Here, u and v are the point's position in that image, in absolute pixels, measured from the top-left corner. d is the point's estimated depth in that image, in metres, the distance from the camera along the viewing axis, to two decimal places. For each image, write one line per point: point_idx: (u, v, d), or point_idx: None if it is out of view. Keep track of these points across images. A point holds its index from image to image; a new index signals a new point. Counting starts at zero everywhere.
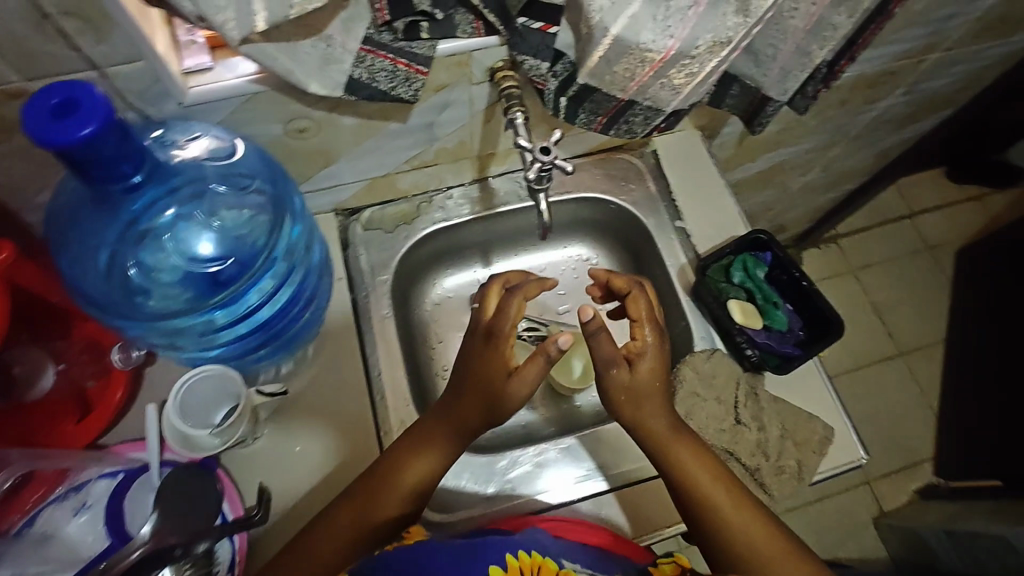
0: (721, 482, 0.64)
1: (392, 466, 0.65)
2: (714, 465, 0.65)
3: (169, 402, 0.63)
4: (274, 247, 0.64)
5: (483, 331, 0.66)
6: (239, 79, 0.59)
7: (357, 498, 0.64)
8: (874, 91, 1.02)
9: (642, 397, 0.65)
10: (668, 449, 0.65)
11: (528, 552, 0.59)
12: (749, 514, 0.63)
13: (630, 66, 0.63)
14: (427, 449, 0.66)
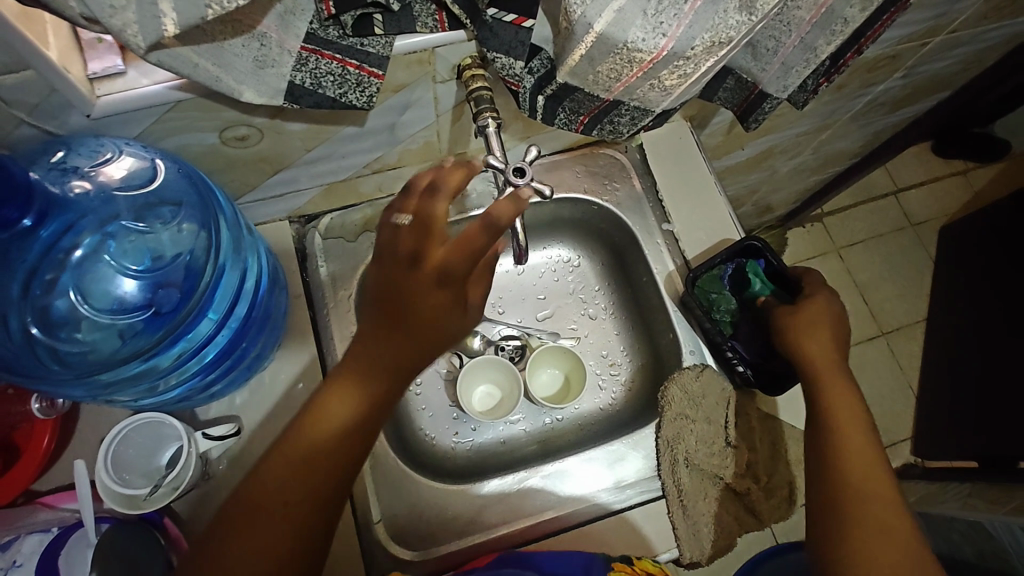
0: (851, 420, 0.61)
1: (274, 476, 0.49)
2: (856, 403, 0.63)
3: (98, 455, 0.56)
4: (209, 282, 0.57)
5: (422, 269, 0.49)
6: (157, 85, 0.49)
7: (292, 454, 0.50)
8: (872, 76, 0.94)
9: (812, 330, 0.68)
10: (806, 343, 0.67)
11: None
12: (874, 467, 0.57)
13: (615, 66, 0.55)
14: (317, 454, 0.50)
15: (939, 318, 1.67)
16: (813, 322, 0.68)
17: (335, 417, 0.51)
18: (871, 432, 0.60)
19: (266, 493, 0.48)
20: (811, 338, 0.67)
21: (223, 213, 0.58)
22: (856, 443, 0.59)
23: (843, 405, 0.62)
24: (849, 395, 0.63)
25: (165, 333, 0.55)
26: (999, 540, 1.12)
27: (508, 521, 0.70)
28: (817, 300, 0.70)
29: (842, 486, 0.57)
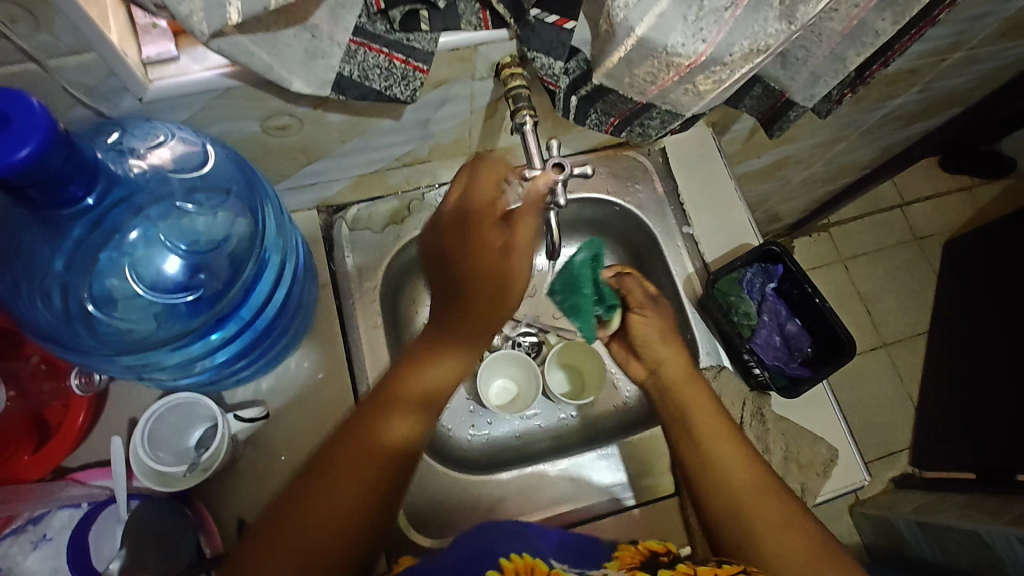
0: (714, 419, 0.70)
1: (339, 473, 0.54)
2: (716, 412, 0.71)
3: (137, 431, 0.58)
4: (245, 279, 0.58)
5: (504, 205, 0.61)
6: (209, 72, 0.50)
7: (356, 441, 0.55)
8: (890, 89, 0.96)
9: (654, 338, 0.78)
10: (665, 378, 0.76)
11: (521, 556, 0.57)
12: (732, 446, 0.67)
13: (652, 70, 0.56)
14: (374, 454, 0.55)
15: (940, 331, 1.69)
16: (640, 325, 0.79)
17: (391, 446, 0.56)
18: (728, 421, 0.70)
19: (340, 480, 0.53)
20: (654, 349, 0.78)
21: (265, 204, 0.60)
22: (721, 451, 0.66)
23: (697, 407, 0.71)
24: (705, 394, 0.72)
25: (203, 320, 0.57)
26: (995, 549, 1.14)
27: (527, 513, 0.71)
28: (659, 300, 0.80)
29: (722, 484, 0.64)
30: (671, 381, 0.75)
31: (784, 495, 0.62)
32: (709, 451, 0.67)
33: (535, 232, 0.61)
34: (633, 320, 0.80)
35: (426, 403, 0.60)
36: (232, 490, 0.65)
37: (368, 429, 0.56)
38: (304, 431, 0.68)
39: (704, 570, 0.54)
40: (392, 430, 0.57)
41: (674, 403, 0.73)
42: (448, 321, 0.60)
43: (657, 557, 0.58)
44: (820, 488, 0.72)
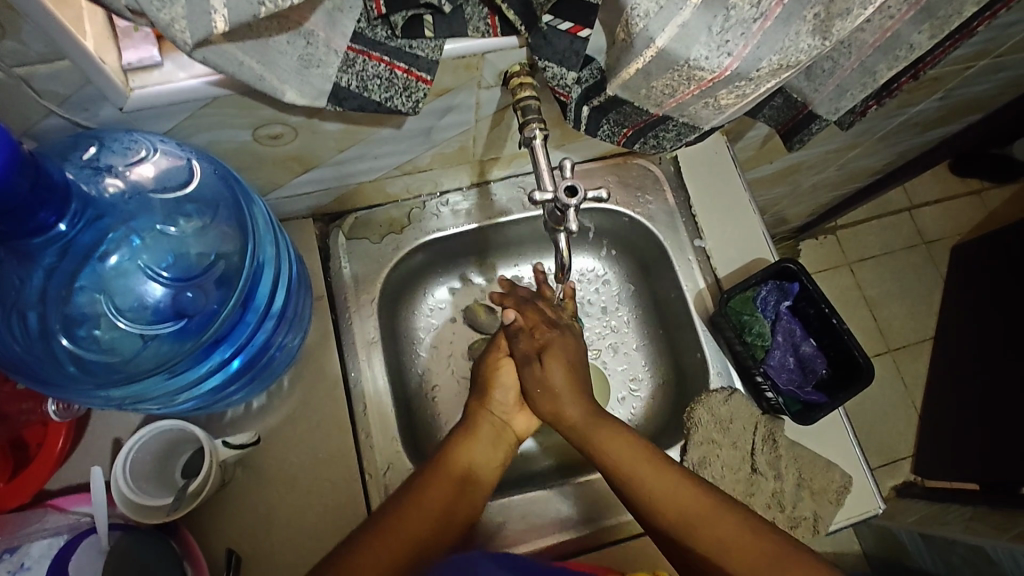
0: (637, 457, 0.63)
1: (415, 500, 0.60)
2: (630, 440, 0.64)
3: (116, 463, 0.54)
4: (236, 299, 0.54)
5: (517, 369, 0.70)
6: (195, 80, 0.46)
7: (419, 499, 0.60)
8: (913, 96, 0.92)
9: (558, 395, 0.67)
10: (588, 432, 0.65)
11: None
12: (658, 469, 0.62)
13: (672, 82, 0.53)
14: (450, 479, 0.63)
15: (946, 338, 1.66)
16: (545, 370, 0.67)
17: (439, 496, 0.61)
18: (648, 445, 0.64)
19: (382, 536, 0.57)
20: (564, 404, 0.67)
21: (258, 220, 0.56)
22: (657, 486, 0.61)
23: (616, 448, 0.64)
24: (617, 432, 0.65)
25: (197, 344, 0.53)
26: (999, 566, 1.12)
27: (529, 541, 0.69)
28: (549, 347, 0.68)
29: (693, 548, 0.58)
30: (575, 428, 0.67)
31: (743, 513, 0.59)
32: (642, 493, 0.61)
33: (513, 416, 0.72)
34: (534, 373, 0.68)
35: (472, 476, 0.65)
36: (221, 515, 0.62)
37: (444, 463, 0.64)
38: (297, 455, 0.65)
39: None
40: (464, 457, 0.65)
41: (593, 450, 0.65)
42: (469, 433, 0.68)
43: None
44: (833, 517, 0.69)
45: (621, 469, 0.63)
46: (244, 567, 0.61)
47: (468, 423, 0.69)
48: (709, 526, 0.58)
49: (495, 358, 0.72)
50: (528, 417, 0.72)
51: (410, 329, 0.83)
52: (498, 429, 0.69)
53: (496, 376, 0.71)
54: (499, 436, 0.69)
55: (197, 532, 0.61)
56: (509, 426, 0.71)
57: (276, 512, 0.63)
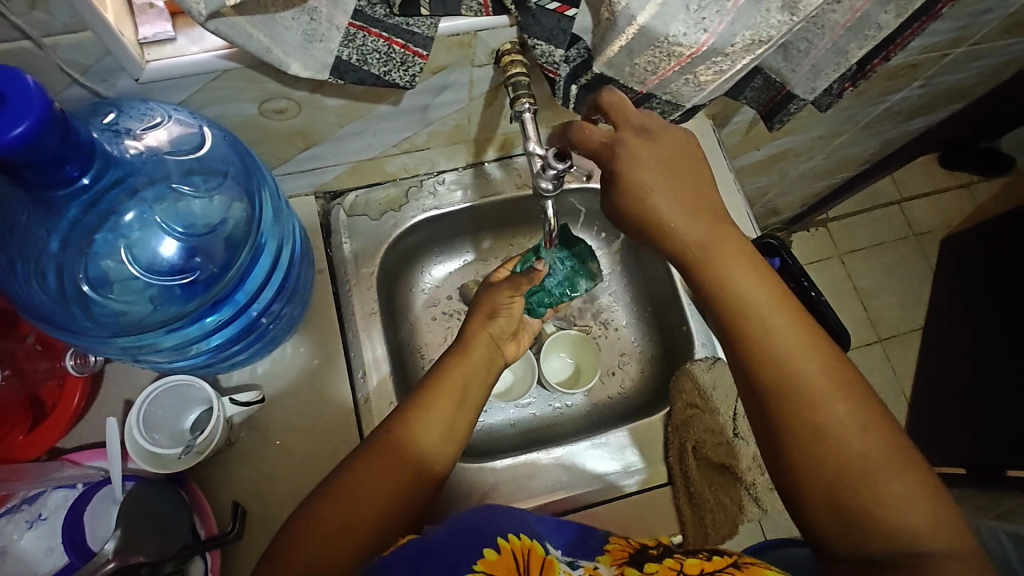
0: (739, 259, 0.53)
1: (369, 467, 0.56)
2: (756, 280, 0.52)
3: (132, 413, 0.58)
4: (238, 262, 0.58)
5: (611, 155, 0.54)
6: (206, 54, 0.50)
7: (363, 473, 0.56)
8: (892, 83, 0.95)
9: (661, 170, 0.53)
10: (665, 208, 0.53)
11: (518, 536, 0.52)
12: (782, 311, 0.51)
13: (653, 59, 0.56)
14: (405, 459, 0.57)
15: (935, 327, 1.70)
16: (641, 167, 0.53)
17: (392, 467, 0.56)
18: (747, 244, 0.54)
19: (335, 499, 0.54)
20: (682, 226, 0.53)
21: (262, 188, 0.60)
22: (765, 320, 0.51)
23: (729, 268, 0.52)
24: (737, 263, 0.52)
25: (199, 303, 0.57)
26: (982, 543, 1.14)
27: (518, 502, 0.72)
28: (660, 133, 0.53)
29: (789, 403, 0.49)
30: (699, 245, 0.53)
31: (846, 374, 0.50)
32: (770, 361, 0.50)
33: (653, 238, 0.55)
34: (632, 153, 0.53)
35: (446, 434, 0.61)
36: (226, 472, 0.66)
37: (398, 446, 0.58)
38: (299, 417, 0.69)
39: (691, 564, 0.51)
40: (423, 436, 0.59)
41: (704, 269, 0.53)
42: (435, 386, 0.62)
43: (646, 551, 0.55)
44: None
45: (733, 307, 0.52)
46: (249, 521, 0.64)
47: (464, 343, 0.68)
48: (814, 369, 0.49)
49: (509, 292, 0.72)
50: (518, 344, 0.75)
51: (408, 304, 0.86)
52: (492, 352, 0.69)
53: (499, 301, 0.72)
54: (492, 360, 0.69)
55: (205, 487, 0.65)
56: (500, 351, 0.71)
57: (279, 471, 0.67)
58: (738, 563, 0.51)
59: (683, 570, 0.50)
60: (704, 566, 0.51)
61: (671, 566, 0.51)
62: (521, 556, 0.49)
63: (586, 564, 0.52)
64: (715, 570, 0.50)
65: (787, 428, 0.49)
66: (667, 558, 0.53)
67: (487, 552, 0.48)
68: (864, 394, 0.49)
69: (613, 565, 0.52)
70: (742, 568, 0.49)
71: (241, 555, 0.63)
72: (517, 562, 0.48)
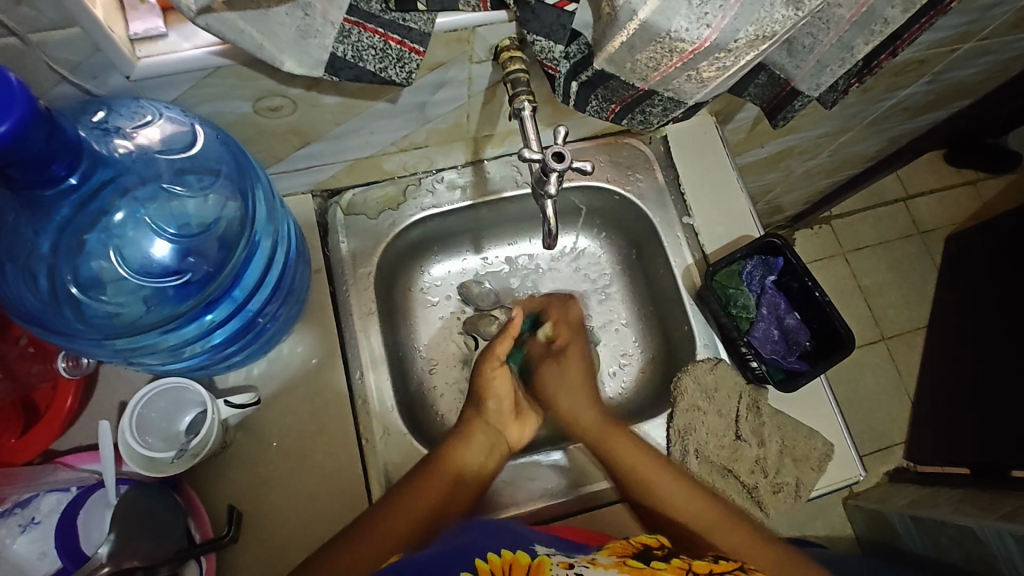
0: (663, 472, 0.69)
1: (413, 491, 0.63)
2: (657, 460, 0.69)
3: (125, 417, 0.57)
4: (233, 261, 0.57)
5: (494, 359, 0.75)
6: (198, 50, 0.49)
7: (412, 490, 0.63)
8: (899, 79, 0.94)
9: (570, 382, 0.77)
10: (606, 438, 0.72)
11: (500, 552, 0.51)
12: (660, 476, 0.68)
13: (655, 55, 0.55)
14: (449, 482, 0.66)
15: (940, 326, 1.68)
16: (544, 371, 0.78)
17: (431, 490, 0.64)
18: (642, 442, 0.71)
19: (379, 523, 0.60)
20: (580, 413, 0.75)
21: (257, 185, 0.59)
22: (660, 484, 0.68)
23: (641, 462, 0.69)
24: (646, 460, 0.69)
25: (194, 303, 0.56)
26: (987, 545, 1.13)
27: (515, 506, 0.71)
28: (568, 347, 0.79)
29: (686, 528, 0.65)
30: (596, 436, 0.72)
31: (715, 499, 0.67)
32: (674, 511, 0.67)
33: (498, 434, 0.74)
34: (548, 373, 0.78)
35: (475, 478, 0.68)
36: (221, 474, 0.65)
37: (439, 467, 0.66)
38: (295, 419, 0.68)
39: (699, 564, 0.54)
40: (464, 459, 0.68)
41: (600, 450, 0.72)
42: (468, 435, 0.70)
43: (650, 550, 0.55)
44: (815, 483, 0.72)
45: (635, 477, 0.69)
46: (244, 524, 0.64)
47: (463, 424, 0.72)
48: (725, 538, 0.64)
49: (494, 364, 0.75)
50: (521, 428, 0.76)
51: (406, 305, 0.86)
52: (494, 438, 0.72)
53: (491, 385, 0.74)
54: (494, 442, 0.72)
55: (200, 490, 0.64)
56: (503, 435, 0.73)
57: (274, 473, 0.66)
58: (743, 567, 0.55)
59: (692, 570, 0.53)
60: (712, 567, 0.54)
61: (677, 565, 0.52)
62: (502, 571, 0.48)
63: (584, 557, 0.53)
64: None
65: (694, 538, 0.64)
66: (674, 559, 0.54)
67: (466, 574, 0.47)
68: (752, 533, 0.65)
69: (612, 556, 0.53)
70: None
71: (235, 559, 0.63)
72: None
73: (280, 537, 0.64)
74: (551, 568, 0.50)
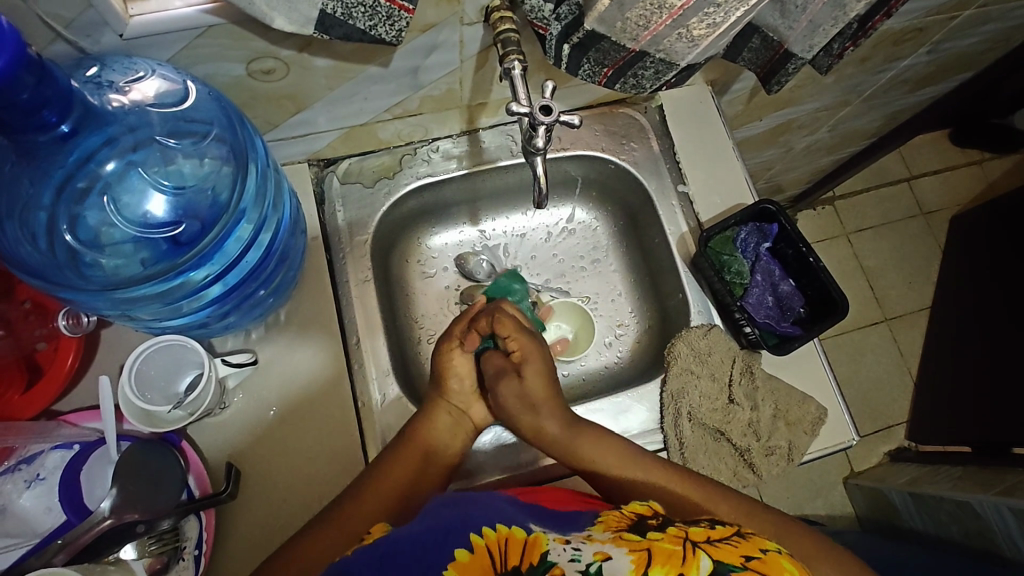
0: (622, 456, 0.66)
1: (383, 475, 0.62)
2: (623, 450, 0.66)
3: (123, 374, 0.58)
4: (223, 220, 0.58)
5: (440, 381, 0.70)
6: (190, 8, 0.50)
7: (388, 470, 0.63)
8: (897, 49, 0.93)
9: (534, 404, 0.66)
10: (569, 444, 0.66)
11: (494, 529, 0.48)
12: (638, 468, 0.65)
13: (645, 12, 0.56)
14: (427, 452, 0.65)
15: (943, 305, 1.67)
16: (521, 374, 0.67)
17: (403, 467, 0.63)
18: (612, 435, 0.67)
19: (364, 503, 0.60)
20: (547, 416, 0.66)
21: (247, 132, 0.59)
22: (639, 471, 0.65)
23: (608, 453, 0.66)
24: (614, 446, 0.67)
25: (186, 258, 0.58)
26: (986, 519, 1.13)
27: (509, 468, 0.72)
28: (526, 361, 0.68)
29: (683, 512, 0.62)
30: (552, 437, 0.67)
31: (711, 493, 0.63)
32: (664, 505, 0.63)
33: (453, 427, 0.68)
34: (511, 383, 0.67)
35: (446, 445, 0.67)
36: (220, 433, 0.66)
37: (416, 437, 0.65)
38: (292, 382, 0.69)
39: (695, 532, 0.49)
40: (440, 429, 0.67)
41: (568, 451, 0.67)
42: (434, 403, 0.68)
43: (644, 521, 0.51)
44: (808, 446, 0.72)
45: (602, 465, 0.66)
46: (241, 483, 0.65)
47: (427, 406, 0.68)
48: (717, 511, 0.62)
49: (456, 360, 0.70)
50: (487, 405, 0.72)
51: (403, 275, 0.86)
52: (459, 418, 0.69)
53: (453, 369, 0.70)
54: (461, 419, 0.69)
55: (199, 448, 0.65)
56: (467, 415, 0.70)
57: (272, 433, 0.67)
58: (740, 532, 0.51)
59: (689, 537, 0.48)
60: (709, 533, 0.49)
61: (675, 534, 0.48)
62: (496, 548, 0.46)
63: (579, 533, 0.49)
64: (721, 539, 0.48)
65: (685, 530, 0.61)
66: (669, 527, 0.50)
67: (459, 553, 0.45)
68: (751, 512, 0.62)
69: (608, 531, 0.49)
70: (744, 538, 0.49)
71: (233, 516, 0.64)
72: (493, 555, 0.45)
73: (278, 495, 0.65)
74: (547, 542, 0.47)
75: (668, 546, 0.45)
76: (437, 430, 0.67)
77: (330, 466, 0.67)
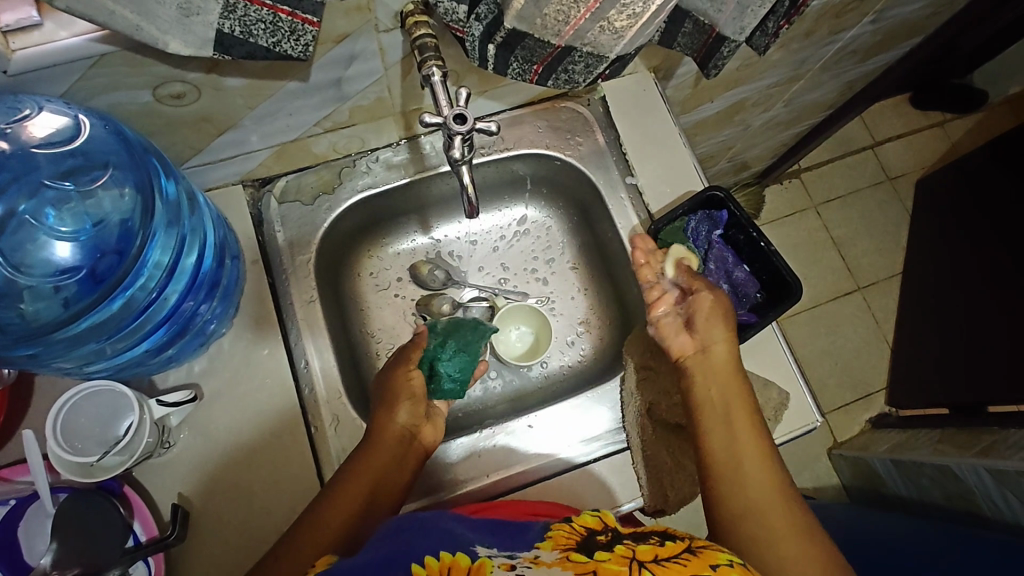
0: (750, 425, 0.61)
1: (340, 492, 0.61)
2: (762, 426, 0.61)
3: (48, 424, 0.56)
4: (140, 248, 0.57)
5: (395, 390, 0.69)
6: (76, 38, 0.47)
7: (343, 489, 0.61)
8: (840, 20, 0.92)
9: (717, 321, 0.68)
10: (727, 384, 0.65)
11: (437, 558, 0.46)
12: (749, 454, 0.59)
13: (562, 7, 0.54)
14: (381, 469, 0.63)
15: (913, 270, 1.67)
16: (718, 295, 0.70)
17: (359, 487, 0.61)
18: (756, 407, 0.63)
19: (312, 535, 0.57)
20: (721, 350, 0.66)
21: (148, 156, 0.58)
22: (744, 446, 0.60)
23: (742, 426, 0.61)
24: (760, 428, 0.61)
25: (103, 292, 0.57)
26: (965, 481, 1.13)
27: (471, 480, 0.71)
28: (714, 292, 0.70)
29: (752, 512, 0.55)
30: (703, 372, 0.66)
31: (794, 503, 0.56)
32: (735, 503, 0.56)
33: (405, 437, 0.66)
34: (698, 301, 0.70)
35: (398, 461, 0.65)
36: (166, 472, 0.64)
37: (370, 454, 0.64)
38: (239, 413, 0.67)
39: (644, 550, 0.47)
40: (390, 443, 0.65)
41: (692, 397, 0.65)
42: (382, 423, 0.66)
43: (593, 537, 0.49)
44: (771, 433, 0.71)
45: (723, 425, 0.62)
46: (192, 522, 0.63)
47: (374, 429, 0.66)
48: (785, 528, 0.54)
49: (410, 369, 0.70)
50: (435, 425, 0.70)
51: (355, 290, 0.84)
52: (408, 437, 0.66)
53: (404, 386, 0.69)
54: (413, 438, 0.67)
55: (147, 491, 0.63)
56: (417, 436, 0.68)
57: (223, 467, 0.65)
58: (691, 546, 0.48)
59: (637, 556, 0.46)
60: (657, 551, 0.47)
61: (623, 553, 0.46)
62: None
63: (527, 554, 0.48)
64: (669, 556, 0.46)
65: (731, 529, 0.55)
66: (618, 545, 0.48)
67: None
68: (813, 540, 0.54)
69: (556, 550, 0.48)
70: (695, 553, 0.47)
71: (188, 557, 0.62)
72: None
73: (233, 530, 0.63)
74: (492, 569, 0.45)
75: (614, 565, 0.44)
76: (385, 448, 0.64)
77: (285, 497, 0.65)
